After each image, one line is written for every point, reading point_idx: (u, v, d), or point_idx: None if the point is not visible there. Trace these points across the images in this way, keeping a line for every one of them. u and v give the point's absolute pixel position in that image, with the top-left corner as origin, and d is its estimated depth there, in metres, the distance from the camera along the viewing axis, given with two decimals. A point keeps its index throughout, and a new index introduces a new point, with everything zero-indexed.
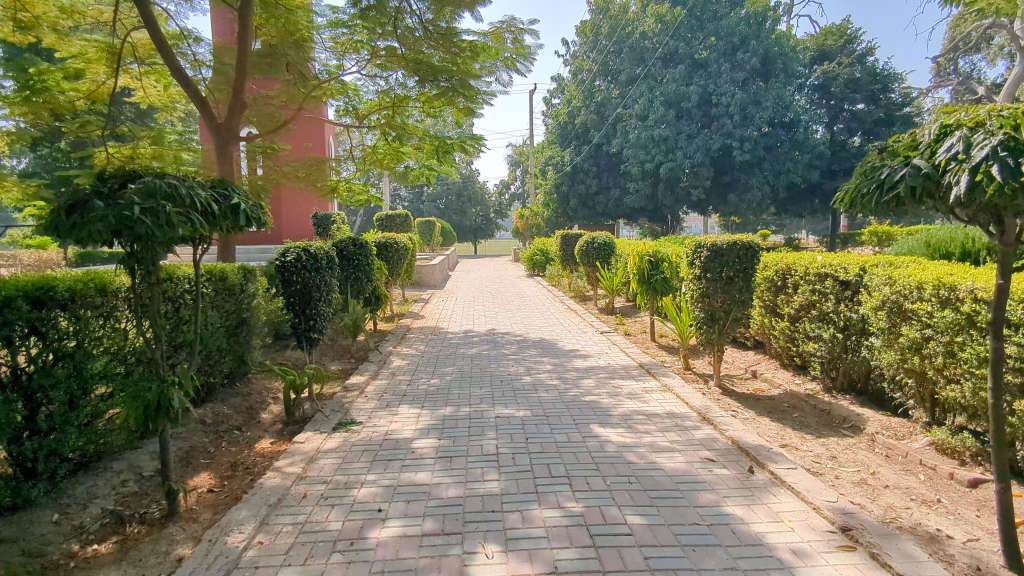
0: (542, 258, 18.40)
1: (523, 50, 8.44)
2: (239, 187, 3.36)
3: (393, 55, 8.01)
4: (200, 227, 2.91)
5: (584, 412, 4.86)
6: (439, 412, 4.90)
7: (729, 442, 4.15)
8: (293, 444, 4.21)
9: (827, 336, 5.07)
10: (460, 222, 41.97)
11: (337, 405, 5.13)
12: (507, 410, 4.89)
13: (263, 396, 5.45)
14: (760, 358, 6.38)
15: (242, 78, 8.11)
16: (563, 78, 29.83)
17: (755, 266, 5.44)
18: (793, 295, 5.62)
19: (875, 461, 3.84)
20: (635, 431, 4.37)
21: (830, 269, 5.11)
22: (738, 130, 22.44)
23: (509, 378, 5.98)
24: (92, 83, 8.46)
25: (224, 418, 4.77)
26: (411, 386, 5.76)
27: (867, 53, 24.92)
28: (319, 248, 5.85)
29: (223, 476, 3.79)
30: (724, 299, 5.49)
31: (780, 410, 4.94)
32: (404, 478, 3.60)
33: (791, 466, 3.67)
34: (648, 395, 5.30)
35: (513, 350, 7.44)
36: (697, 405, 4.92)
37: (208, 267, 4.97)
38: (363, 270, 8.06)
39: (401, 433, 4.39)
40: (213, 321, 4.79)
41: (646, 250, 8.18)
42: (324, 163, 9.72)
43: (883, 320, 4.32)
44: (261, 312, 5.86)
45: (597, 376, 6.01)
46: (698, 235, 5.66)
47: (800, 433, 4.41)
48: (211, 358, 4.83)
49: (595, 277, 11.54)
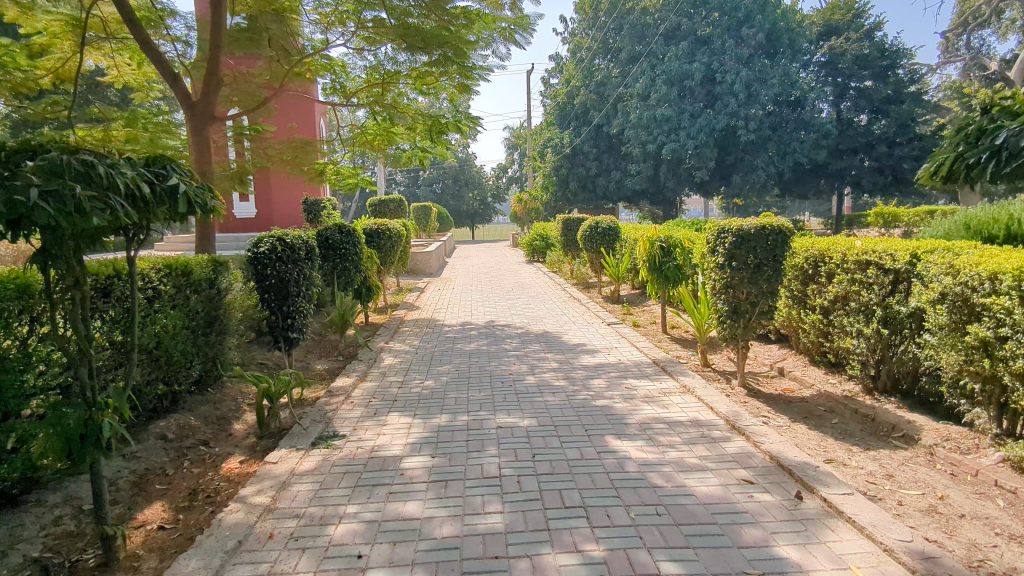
0: (541, 243, 17.87)
1: (522, 21, 7.79)
2: (180, 164, 2.78)
3: (381, 26, 7.37)
4: (124, 214, 2.33)
5: (596, 421, 4.29)
6: (433, 421, 4.34)
7: (767, 458, 3.59)
8: (264, 465, 3.65)
9: (869, 332, 4.50)
10: (456, 207, 41.22)
11: (319, 413, 4.57)
12: (510, 419, 4.33)
13: (237, 403, 4.89)
14: (786, 354, 5.84)
15: (217, 56, 7.43)
16: (561, 57, 28.96)
17: (786, 252, 4.85)
18: (828, 285, 5.05)
19: (941, 482, 3.29)
20: (657, 445, 3.82)
21: (873, 255, 4.54)
22: (744, 109, 21.68)
23: (511, 379, 5.42)
24: (59, 61, 7.76)
25: (190, 432, 4.21)
26: (402, 389, 5.20)
27: (875, 29, 24.12)
28: (296, 236, 5.21)
29: (180, 508, 3.22)
30: (751, 290, 4.90)
31: (817, 416, 4.39)
32: (390, 510, 3.04)
33: (847, 491, 3.11)
34: (667, 399, 4.75)
35: (514, 345, 6.87)
36: (724, 411, 4.37)
37: (166, 260, 4.38)
38: (351, 260, 7.41)
39: (388, 449, 3.84)
40: (173, 320, 4.23)
41: (657, 235, 7.55)
42: (311, 145, 9.07)
43: (943, 317, 3.76)
44: (236, 309, 5.29)
45: (608, 375, 5.46)
46: (722, 218, 5.06)
47: (846, 444, 3.86)
48: (172, 364, 4.26)
49: (599, 263, 10.94)
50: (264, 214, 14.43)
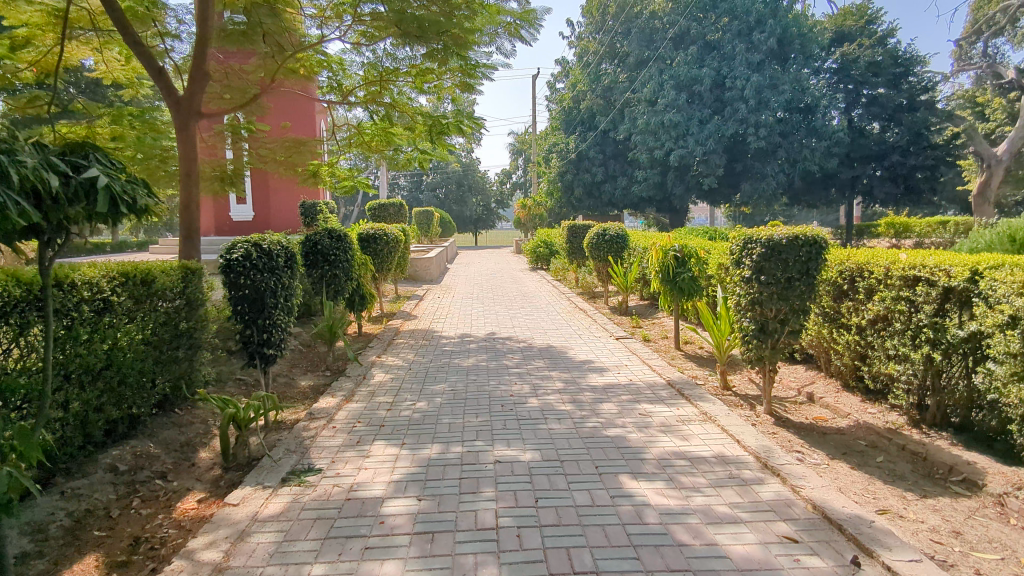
0: (545, 251, 17.40)
1: (528, 15, 7.31)
2: (106, 155, 2.49)
3: (378, 19, 6.80)
4: (25, 213, 2.01)
5: (608, 455, 3.77)
6: (422, 453, 3.82)
7: (810, 507, 3.06)
8: (223, 507, 3.13)
9: (917, 359, 3.99)
10: (460, 212, 40.75)
11: (295, 442, 4.05)
12: (510, 451, 3.82)
13: (207, 426, 4.39)
14: (814, 376, 5.31)
15: (204, 50, 6.92)
16: (568, 62, 28.57)
17: (820, 266, 4.33)
18: (867, 303, 4.54)
19: (1020, 543, 2.76)
20: (680, 488, 3.30)
21: (923, 270, 4.02)
22: (754, 116, 21.17)
23: (512, 402, 4.91)
24: (39, 53, 7.14)
25: (146, 462, 3.71)
26: (391, 412, 4.69)
27: (888, 35, 23.60)
28: (275, 241, 4.70)
29: (116, 563, 2.71)
30: (781, 307, 4.38)
31: (859, 452, 3.86)
32: (363, 573, 2.52)
33: (914, 557, 2.58)
34: (686, 429, 4.24)
35: (516, 361, 6.35)
36: (753, 446, 3.85)
37: (122, 267, 3.89)
38: (341, 267, 6.91)
39: (368, 489, 3.32)
40: (127, 335, 3.76)
41: (671, 244, 7.00)
42: (304, 144, 8.43)
43: (1014, 344, 3.26)
44: (208, 322, 4.81)
45: (619, 399, 4.94)
46: (749, 227, 4.54)
47: (897, 490, 3.33)
48: (127, 384, 3.77)
49: (606, 273, 10.43)
50: (262, 217, 14.01)
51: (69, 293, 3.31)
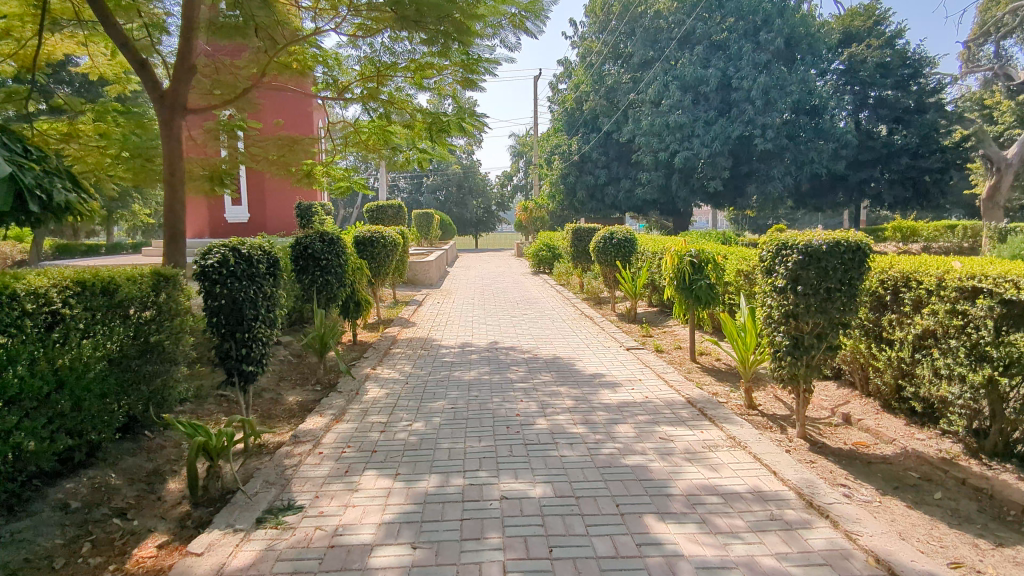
0: (548, 254, 16.96)
1: (534, 6, 6.85)
2: None
3: (374, 9, 6.33)
4: None
5: (630, 490, 3.33)
6: (418, 486, 3.37)
7: (872, 561, 2.61)
8: (185, 557, 2.68)
9: (976, 381, 3.53)
10: (460, 215, 40.21)
11: (275, 472, 3.60)
12: (518, 485, 3.37)
13: (179, 451, 3.93)
14: (849, 395, 4.86)
15: (191, 43, 6.44)
16: (570, 63, 28.15)
17: (863, 275, 3.89)
18: (914, 316, 4.11)
19: None
20: (716, 534, 2.84)
21: (984, 280, 3.56)
22: (761, 117, 20.68)
23: (519, 423, 4.45)
24: (17, 45, 6.52)
25: (105, 496, 3.25)
26: (385, 435, 4.24)
27: (896, 36, 23.16)
28: (258, 246, 4.27)
29: None
30: (819, 321, 3.92)
31: (912, 487, 3.41)
32: None
33: None
34: (714, 457, 3.79)
35: (521, 374, 5.90)
36: (795, 480, 3.39)
37: (79, 274, 3.45)
38: (333, 273, 6.44)
39: (356, 533, 2.87)
40: (82, 352, 3.31)
41: (687, 249, 6.53)
42: (299, 143, 8.01)
43: None
44: (186, 334, 4.37)
45: (636, 421, 4.48)
46: (784, 232, 4.09)
47: (967, 536, 2.88)
48: (85, 409, 3.33)
49: (613, 278, 9.98)
50: (257, 218, 13.55)
51: (7, 307, 2.86)
